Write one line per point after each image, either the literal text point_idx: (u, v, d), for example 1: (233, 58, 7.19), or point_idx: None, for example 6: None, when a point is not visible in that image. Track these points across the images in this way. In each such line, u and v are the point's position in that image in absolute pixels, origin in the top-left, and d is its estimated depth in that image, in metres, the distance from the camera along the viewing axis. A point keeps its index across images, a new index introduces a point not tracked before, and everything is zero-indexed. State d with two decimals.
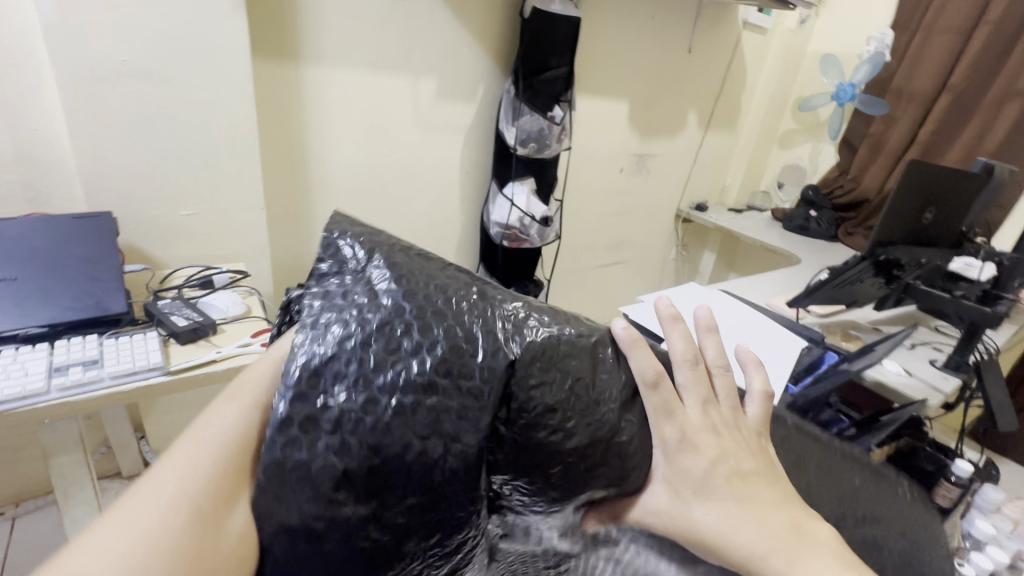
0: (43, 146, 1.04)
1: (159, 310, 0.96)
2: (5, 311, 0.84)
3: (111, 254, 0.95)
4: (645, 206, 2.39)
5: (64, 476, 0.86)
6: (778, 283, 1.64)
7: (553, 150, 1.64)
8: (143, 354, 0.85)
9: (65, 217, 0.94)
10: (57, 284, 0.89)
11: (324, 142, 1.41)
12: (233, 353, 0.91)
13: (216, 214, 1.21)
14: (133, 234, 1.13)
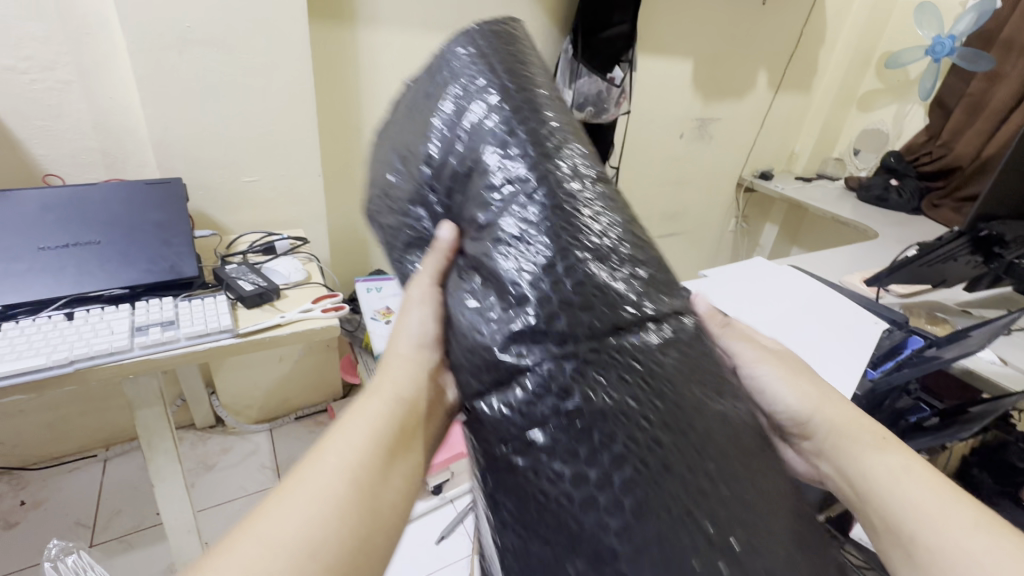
0: (118, 113, 1.08)
1: (226, 275, 0.99)
2: (91, 271, 0.89)
3: (182, 219, 0.99)
4: (705, 173, 2.25)
5: (147, 428, 0.92)
6: (852, 259, 1.52)
7: (611, 115, 1.56)
8: (213, 318, 0.88)
9: (140, 183, 0.98)
10: (135, 247, 0.93)
11: (378, 108, 1.40)
12: (296, 318, 0.94)
13: (277, 181, 1.23)
14: (201, 199, 1.16)
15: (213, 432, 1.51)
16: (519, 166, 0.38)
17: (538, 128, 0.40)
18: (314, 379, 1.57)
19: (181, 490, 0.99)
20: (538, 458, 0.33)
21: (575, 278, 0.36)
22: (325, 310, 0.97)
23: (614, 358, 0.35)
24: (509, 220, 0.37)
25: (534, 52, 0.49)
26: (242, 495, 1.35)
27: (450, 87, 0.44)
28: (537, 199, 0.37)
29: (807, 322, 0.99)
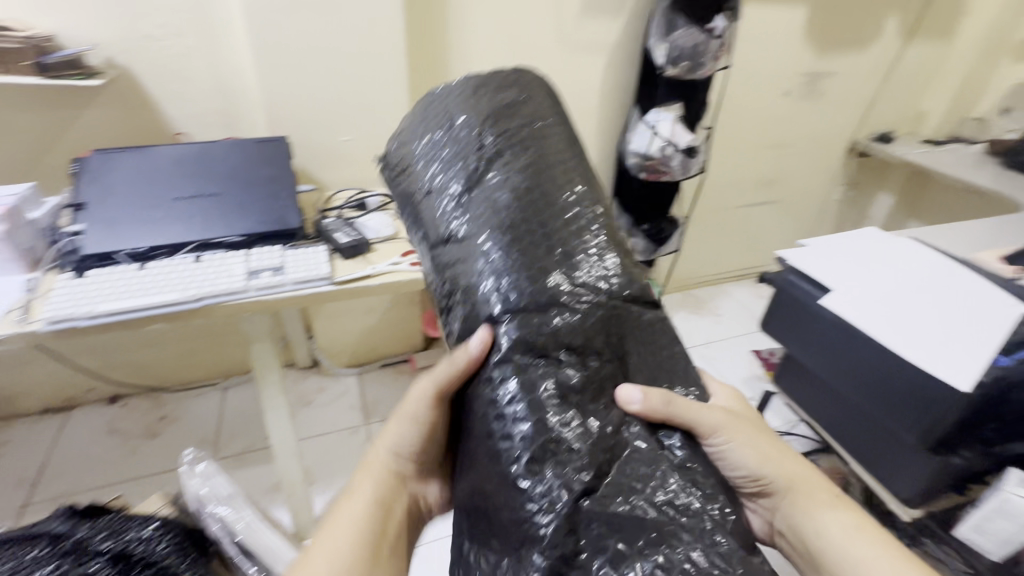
0: (234, 76, 1.17)
1: (325, 227, 1.07)
2: (214, 220, 0.99)
3: (287, 174, 1.07)
4: (811, 135, 2.04)
5: (260, 361, 1.03)
6: (990, 234, 1.32)
7: (707, 71, 1.45)
8: (314, 266, 0.96)
9: (253, 141, 1.07)
10: (248, 200, 1.03)
11: (464, 66, 1.40)
12: (386, 270, 0.99)
13: (371, 141, 1.29)
14: (303, 157, 1.25)
15: (310, 373, 1.67)
16: (508, 203, 0.53)
17: (479, 142, 0.57)
18: (399, 331, 1.67)
19: (286, 419, 1.11)
20: (525, 384, 0.46)
21: (520, 232, 0.51)
22: (412, 264, 1.02)
23: (572, 350, 0.49)
24: (467, 210, 0.55)
25: (536, 94, 0.63)
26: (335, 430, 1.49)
27: (421, 151, 0.64)
28: (488, 184, 0.54)
29: (921, 295, 0.89)
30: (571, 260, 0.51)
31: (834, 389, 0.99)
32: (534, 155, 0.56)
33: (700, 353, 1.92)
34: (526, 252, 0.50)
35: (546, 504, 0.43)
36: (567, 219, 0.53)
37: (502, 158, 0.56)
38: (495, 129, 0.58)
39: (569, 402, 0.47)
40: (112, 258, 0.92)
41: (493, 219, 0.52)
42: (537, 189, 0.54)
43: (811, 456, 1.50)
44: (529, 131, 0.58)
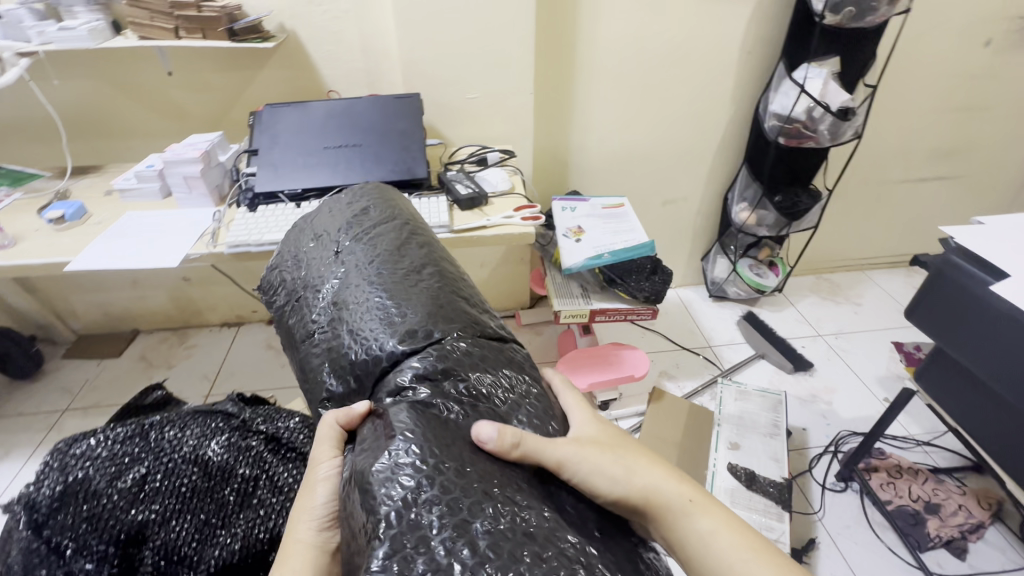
0: (379, 37, 1.28)
1: (447, 179, 1.15)
2: (355, 168, 1.11)
3: (418, 128, 1.16)
4: (1017, 96, 1.66)
5: None
6: None
7: (879, 16, 1.22)
8: (436, 214, 1.04)
9: (391, 97, 1.17)
10: (384, 151, 1.13)
11: (594, 21, 1.37)
12: (499, 223, 1.04)
13: (495, 99, 1.33)
14: (433, 114, 1.34)
15: None
16: (387, 280, 0.58)
17: (331, 249, 0.65)
18: (507, 286, 1.74)
19: None
20: (416, 422, 0.45)
21: (388, 307, 0.55)
22: (524, 219, 1.05)
23: (436, 407, 0.48)
24: (340, 304, 0.58)
25: (396, 199, 0.74)
26: None
27: (278, 274, 0.69)
28: (359, 276, 0.59)
29: None
30: (441, 334, 0.54)
31: (1005, 398, 0.83)
32: (413, 242, 0.64)
33: (828, 343, 1.73)
34: (402, 326, 0.54)
35: (394, 523, 0.38)
36: (437, 297, 0.58)
37: (386, 243, 0.63)
38: (380, 222, 0.66)
39: (424, 424, 0.45)
40: (276, 196, 1.08)
41: (368, 298, 0.57)
42: (415, 270, 0.60)
43: (955, 473, 1.30)
44: (408, 228, 0.67)
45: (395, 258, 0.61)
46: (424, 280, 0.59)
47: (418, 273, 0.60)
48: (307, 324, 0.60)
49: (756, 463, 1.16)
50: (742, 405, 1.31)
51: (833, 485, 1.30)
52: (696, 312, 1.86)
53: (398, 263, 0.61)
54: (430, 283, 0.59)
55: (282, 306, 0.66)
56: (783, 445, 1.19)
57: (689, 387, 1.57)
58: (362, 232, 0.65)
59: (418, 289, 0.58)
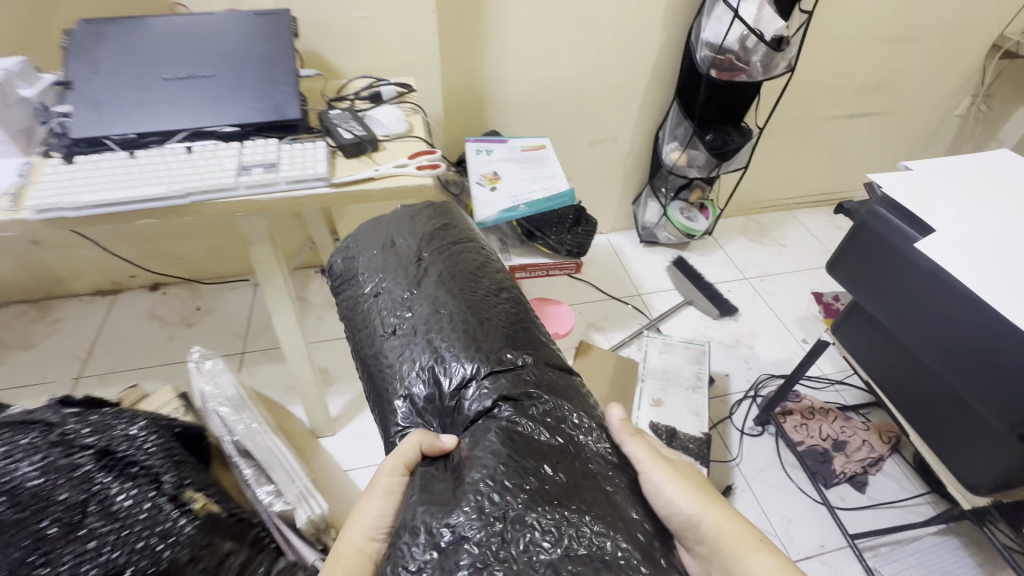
0: None
1: (329, 120, 0.95)
2: (207, 106, 0.89)
3: (287, 55, 0.94)
4: (943, 27, 1.62)
5: (262, 265, 0.96)
6: None
7: None
8: (311, 164, 0.86)
9: (248, 14, 0.94)
10: (243, 84, 0.91)
11: None
12: (390, 173, 0.88)
13: (389, 20, 1.11)
14: (314, 38, 1.10)
15: None
16: (460, 297, 0.57)
17: (412, 255, 0.63)
18: None
19: (295, 328, 1.06)
20: (502, 446, 0.45)
21: (460, 319, 0.55)
22: (420, 167, 0.89)
23: (524, 425, 0.47)
24: (421, 308, 0.56)
25: (460, 218, 0.72)
26: None
27: (347, 263, 0.65)
28: (432, 289, 0.58)
29: None
30: (528, 359, 0.54)
31: (927, 365, 0.80)
32: (484, 265, 0.63)
33: (754, 287, 1.73)
34: (487, 342, 0.53)
35: (484, 538, 0.39)
36: (518, 324, 0.57)
37: (458, 261, 0.62)
38: (449, 238, 0.65)
39: (508, 439, 0.46)
40: (103, 143, 0.86)
41: (446, 311, 0.56)
42: (489, 290, 0.59)
43: (861, 410, 1.36)
44: (480, 248, 0.66)
45: (466, 274, 0.60)
46: (498, 301, 0.58)
47: (490, 292, 0.59)
48: (380, 321, 0.58)
49: (678, 420, 1.14)
50: (666, 358, 1.28)
51: (750, 430, 1.33)
52: (627, 259, 1.80)
53: (470, 280, 0.59)
54: (503, 305, 0.58)
55: (351, 298, 0.63)
56: (703, 399, 1.18)
57: (617, 339, 1.53)
58: (428, 242, 0.64)
59: (497, 309, 0.57)
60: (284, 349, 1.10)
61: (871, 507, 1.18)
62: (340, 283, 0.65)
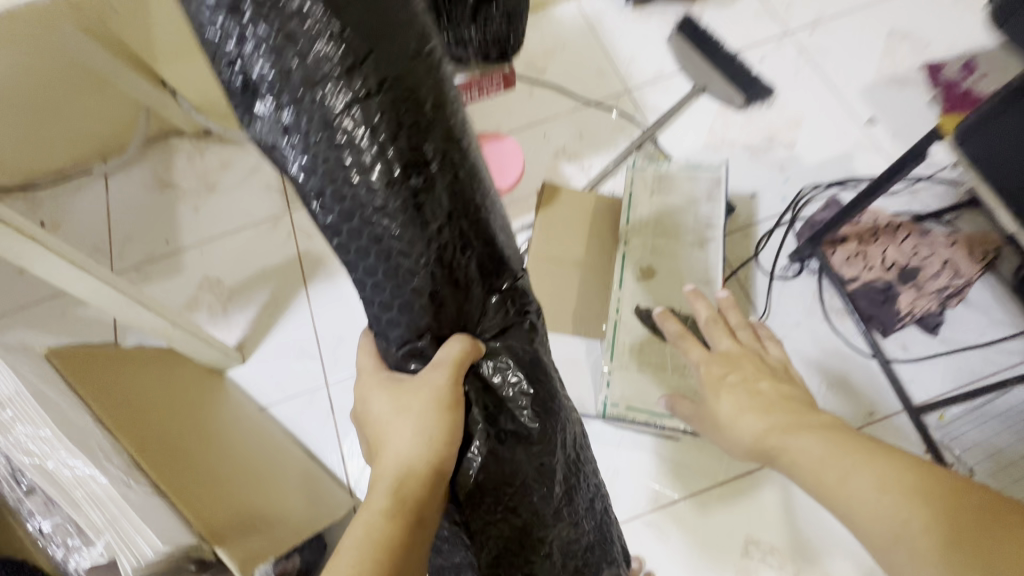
0: None
1: None
2: None
3: None
4: None
5: None
6: None
7: None
8: None
9: None
10: None
11: None
12: None
13: None
14: None
15: (208, 142, 1.21)
16: (467, 186, 0.56)
17: (407, 58, 0.51)
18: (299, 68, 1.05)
19: (73, 271, 0.69)
20: (528, 362, 0.62)
21: (466, 223, 0.57)
22: None
23: (523, 339, 0.63)
24: (430, 203, 0.54)
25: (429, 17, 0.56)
26: (250, 224, 1.12)
27: (305, 25, 0.48)
28: (433, 181, 0.54)
29: None
30: (509, 265, 0.62)
31: None
32: (467, 128, 0.57)
33: (799, 46, 1.16)
34: (489, 252, 0.59)
35: (544, 461, 0.61)
36: (498, 215, 0.61)
37: (451, 129, 0.55)
38: (437, 86, 0.54)
39: (530, 361, 0.62)
40: None
41: (452, 209, 0.55)
42: (480, 174, 0.58)
43: (945, 219, 0.96)
44: (458, 99, 0.56)
45: (465, 159, 0.56)
46: (489, 196, 0.60)
47: (479, 177, 0.58)
48: (355, 182, 0.52)
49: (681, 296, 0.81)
50: (663, 199, 0.87)
51: (783, 271, 0.97)
52: (608, 35, 1.21)
53: (467, 163, 0.56)
54: (490, 195, 0.60)
55: (302, 76, 0.49)
56: (718, 257, 0.82)
57: (598, 167, 1.10)
58: (419, 103, 0.52)
59: (488, 203, 0.59)
60: (92, 300, 0.75)
61: (944, 355, 0.89)
62: (284, 37, 0.48)
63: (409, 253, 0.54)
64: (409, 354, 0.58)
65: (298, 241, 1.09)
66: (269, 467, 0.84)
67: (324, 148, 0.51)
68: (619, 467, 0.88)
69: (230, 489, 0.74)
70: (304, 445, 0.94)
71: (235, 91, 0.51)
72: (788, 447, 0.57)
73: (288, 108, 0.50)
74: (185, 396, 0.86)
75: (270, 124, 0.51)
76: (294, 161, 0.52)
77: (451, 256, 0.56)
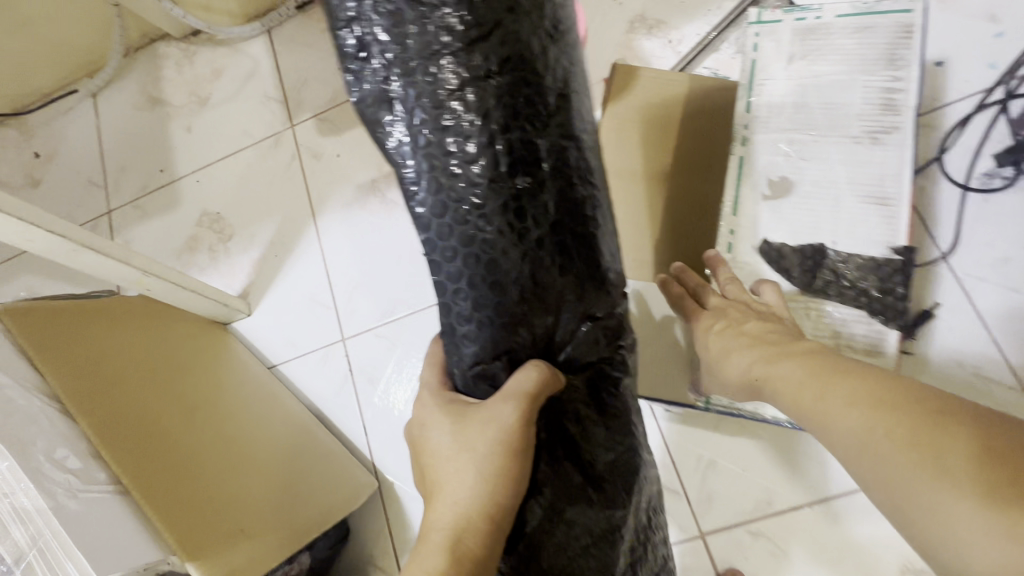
0: None
1: None
2: None
3: None
4: None
5: None
6: None
7: None
8: None
9: None
10: None
11: None
12: None
13: None
14: None
15: (198, 45, 0.99)
16: (575, 204, 0.43)
17: (548, 29, 0.40)
18: None
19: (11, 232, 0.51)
20: (617, 405, 0.48)
21: (566, 250, 0.43)
22: None
23: (609, 385, 0.47)
24: (527, 217, 0.41)
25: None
26: (248, 145, 0.92)
27: None
28: (534, 193, 0.41)
29: None
30: (618, 306, 0.47)
31: None
32: (591, 142, 0.45)
33: None
34: (593, 284, 0.44)
35: (619, 532, 0.47)
36: (616, 249, 0.47)
37: (571, 133, 0.42)
38: (567, 76, 0.41)
39: (615, 397, 0.48)
40: None
41: (553, 229, 0.42)
42: (599, 199, 0.45)
43: None
44: (588, 110, 0.44)
45: (582, 175, 0.43)
46: (606, 222, 0.46)
47: (596, 199, 0.44)
48: (447, 167, 0.40)
49: (842, 218, 0.59)
50: (813, 66, 0.62)
51: (983, 181, 0.65)
52: None
53: (583, 185, 0.43)
54: (608, 223, 0.46)
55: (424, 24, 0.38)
56: (903, 153, 0.58)
57: (692, 41, 0.77)
58: (542, 85, 0.40)
59: (602, 231, 0.45)
60: (29, 248, 0.58)
61: None
62: None
63: (498, 269, 0.41)
64: (481, 375, 0.45)
65: (304, 163, 0.89)
66: (272, 443, 0.70)
67: (428, 133, 0.39)
68: (714, 455, 0.67)
69: (235, 482, 0.61)
70: (325, 418, 0.80)
71: (343, 55, 0.40)
72: (771, 383, 0.46)
73: (397, 79, 0.39)
74: (168, 357, 0.69)
75: (374, 87, 0.39)
76: (396, 139, 0.40)
77: (548, 275, 0.42)
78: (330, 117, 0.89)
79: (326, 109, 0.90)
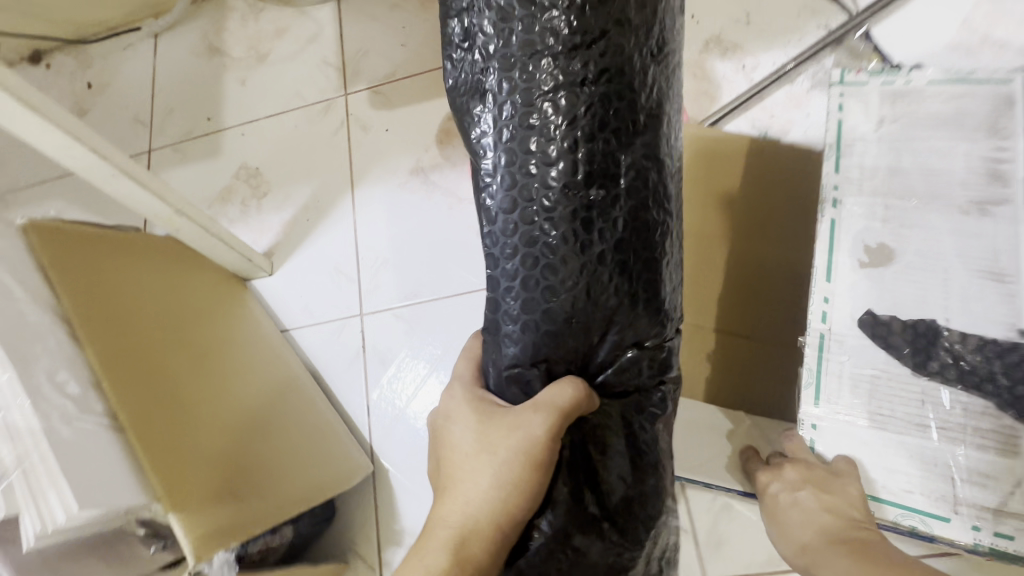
0: None
1: None
2: None
3: None
4: None
5: None
6: None
7: None
8: None
9: None
10: None
11: None
12: None
13: None
14: None
15: (266, 2, 0.99)
16: (644, 222, 0.42)
17: (645, 54, 0.41)
18: None
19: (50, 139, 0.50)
20: (647, 440, 0.45)
21: (629, 269, 0.41)
22: None
23: (649, 421, 0.45)
24: (595, 226, 0.40)
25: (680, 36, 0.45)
26: (298, 107, 0.91)
27: None
28: (604, 204, 0.40)
29: None
30: (672, 339, 0.45)
31: None
32: (670, 169, 0.44)
33: None
34: (649, 309, 0.42)
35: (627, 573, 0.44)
36: (678, 282, 0.45)
37: (651, 155, 0.42)
38: (658, 104, 0.42)
39: (647, 433, 0.45)
40: None
41: (617, 242, 0.41)
42: (670, 228, 0.44)
43: None
44: (672, 139, 0.44)
45: (655, 198, 0.42)
46: (672, 249, 0.45)
47: (666, 224, 0.43)
48: (525, 163, 0.40)
49: (954, 292, 0.53)
50: (906, 128, 0.57)
51: None
52: None
53: (656, 208, 0.42)
54: (675, 254, 0.45)
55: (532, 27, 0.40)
56: (1016, 227, 0.54)
57: (767, 69, 0.76)
58: (630, 101, 0.40)
59: (666, 257, 0.44)
60: (70, 166, 0.57)
61: None
62: None
63: (554, 276, 0.40)
64: (513, 378, 0.43)
65: (351, 133, 0.87)
66: (274, 412, 0.67)
67: (512, 129, 0.40)
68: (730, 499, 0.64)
69: (223, 441, 0.58)
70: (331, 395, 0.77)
71: (450, 43, 0.44)
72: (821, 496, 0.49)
73: (496, 73, 0.41)
74: (184, 304, 0.67)
75: (471, 79, 0.43)
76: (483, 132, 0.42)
77: (603, 291, 0.40)
78: (385, 92, 0.88)
79: (382, 84, 0.88)
